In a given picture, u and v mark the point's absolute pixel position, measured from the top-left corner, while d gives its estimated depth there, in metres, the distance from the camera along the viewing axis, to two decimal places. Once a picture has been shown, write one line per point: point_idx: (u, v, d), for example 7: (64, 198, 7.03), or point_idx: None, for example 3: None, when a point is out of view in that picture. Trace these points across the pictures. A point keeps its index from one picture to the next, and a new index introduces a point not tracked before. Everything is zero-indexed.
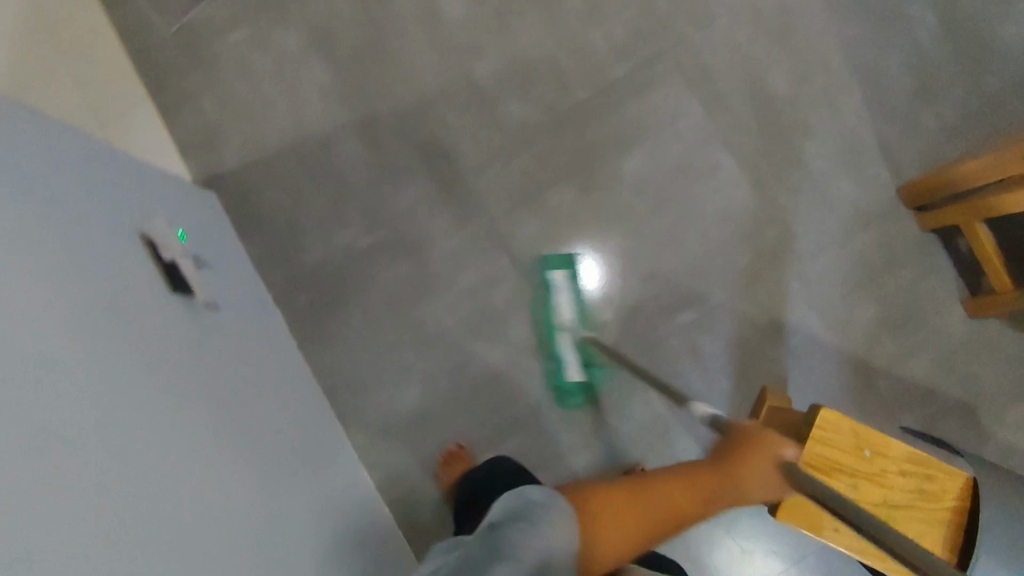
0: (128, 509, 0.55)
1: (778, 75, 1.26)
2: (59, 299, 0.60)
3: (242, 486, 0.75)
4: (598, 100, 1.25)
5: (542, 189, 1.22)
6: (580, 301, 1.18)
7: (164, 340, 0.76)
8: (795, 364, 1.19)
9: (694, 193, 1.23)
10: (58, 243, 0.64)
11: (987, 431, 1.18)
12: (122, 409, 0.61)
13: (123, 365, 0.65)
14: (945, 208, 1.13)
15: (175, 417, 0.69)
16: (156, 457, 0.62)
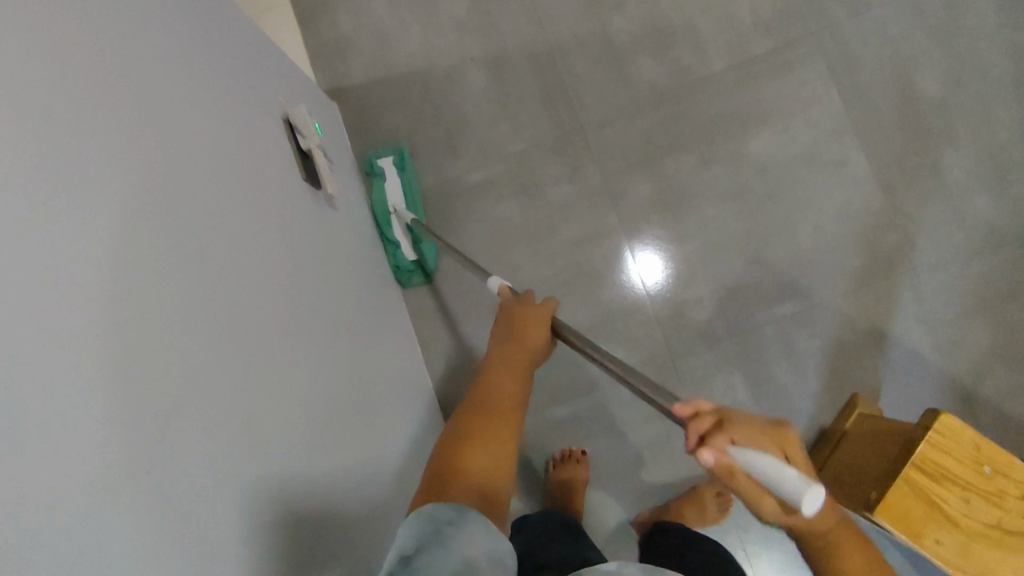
0: (196, 392, 0.50)
1: (930, 74, 1.18)
2: (187, 289, 0.53)
3: (335, 420, 0.74)
4: (732, 73, 1.21)
5: (660, 152, 1.19)
6: (409, 185, 1.19)
7: (284, 321, 0.71)
8: (893, 378, 1.13)
9: (817, 183, 1.18)
10: (198, 171, 0.62)
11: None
12: (177, 273, 0.52)
13: (186, 228, 0.56)
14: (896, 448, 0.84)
15: (235, 302, 0.61)
16: (265, 469, 0.56)
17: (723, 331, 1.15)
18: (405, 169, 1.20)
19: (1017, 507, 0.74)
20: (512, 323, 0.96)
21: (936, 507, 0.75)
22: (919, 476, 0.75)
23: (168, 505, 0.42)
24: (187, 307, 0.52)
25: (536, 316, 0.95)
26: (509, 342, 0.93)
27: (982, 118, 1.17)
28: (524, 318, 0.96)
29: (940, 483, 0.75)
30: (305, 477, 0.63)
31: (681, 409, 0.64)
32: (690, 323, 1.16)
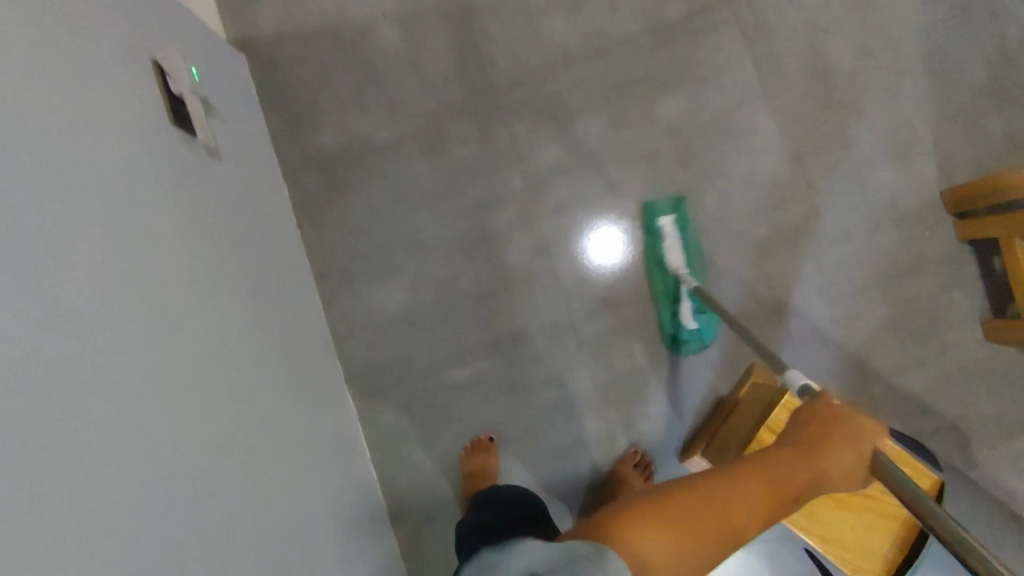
0: (51, 333, 0.51)
1: (843, 46, 1.18)
2: (129, 251, 0.66)
3: (206, 365, 0.74)
4: (647, 37, 1.19)
5: (571, 117, 1.18)
6: (687, 244, 1.15)
7: (156, 265, 0.71)
8: (790, 348, 1.14)
9: (726, 152, 1.17)
10: (65, 119, 0.62)
11: (980, 460, 1.11)
12: (32, 213, 0.53)
13: (43, 167, 0.56)
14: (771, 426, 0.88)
15: (100, 243, 0.61)
16: (131, 409, 0.58)
17: (627, 298, 1.15)
18: (683, 228, 1.14)
19: None
20: (828, 436, 0.66)
21: None
22: None
23: (61, 413, 0.49)
24: (40, 246, 0.53)
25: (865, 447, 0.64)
26: (816, 453, 0.65)
27: (891, 91, 1.17)
28: (843, 434, 0.66)
29: None
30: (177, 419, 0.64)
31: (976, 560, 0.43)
32: (594, 289, 1.15)
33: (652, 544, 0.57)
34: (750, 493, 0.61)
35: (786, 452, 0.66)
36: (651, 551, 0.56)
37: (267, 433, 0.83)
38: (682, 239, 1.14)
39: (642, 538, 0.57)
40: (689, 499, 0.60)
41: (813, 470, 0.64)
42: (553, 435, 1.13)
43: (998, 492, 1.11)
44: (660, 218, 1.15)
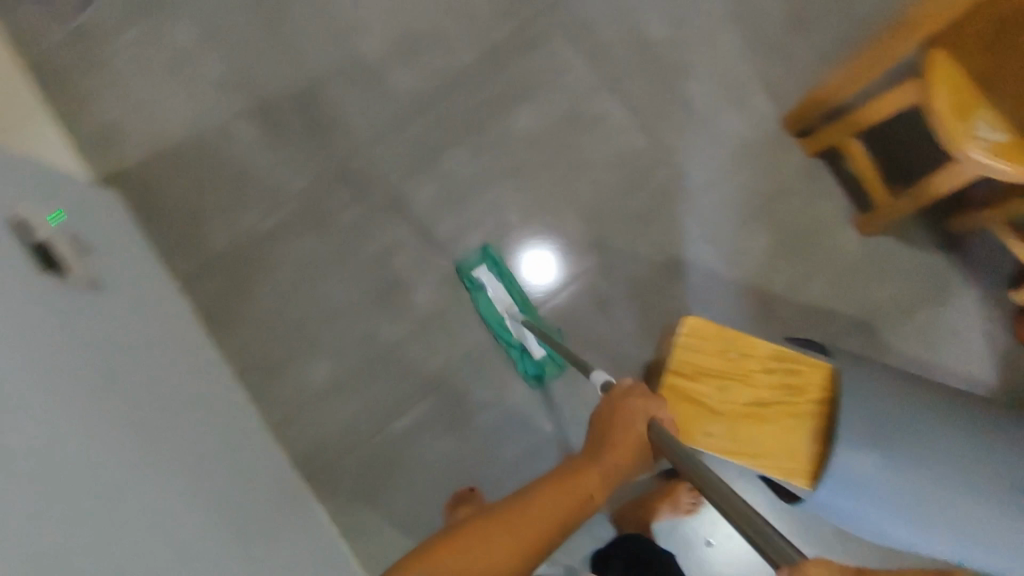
0: None
1: (657, 20, 1.28)
2: (30, 418, 0.66)
3: (140, 501, 0.73)
4: (483, 64, 1.27)
5: (435, 154, 1.24)
6: (515, 289, 1.19)
7: (60, 421, 0.71)
8: (694, 300, 1.21)
9: (585, 142, 1.25)
10: None
11: (889, 346, 1.21)
12: None
13: None
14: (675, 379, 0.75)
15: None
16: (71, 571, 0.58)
17: (533, 301, 1.20)
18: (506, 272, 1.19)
19: (765, 380, 0.71)
20: (607, 425, 0.76)
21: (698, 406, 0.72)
22: (678, 378, 0.70)
23: None
24: None
25: (624, 427, 0.73)
26: (599, 447, 0.76)
27: (710, 49, 1.27)
28: (618, 416, 0.75)
29: (697, 378, 0.70)
30: (123, 566, 0.64)
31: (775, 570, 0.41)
32: (500, 300, 1.20)
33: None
34: (535, 509, 0.73)
35: (581, 461, 0.77)
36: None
37: (174, 567, 0.70)
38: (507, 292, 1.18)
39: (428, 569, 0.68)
40: (488, 530, 0.72)
41: (592, 463, 0.75)
42: (508, 451, 1.16)
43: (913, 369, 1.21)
44: (483, 268, 1.19)
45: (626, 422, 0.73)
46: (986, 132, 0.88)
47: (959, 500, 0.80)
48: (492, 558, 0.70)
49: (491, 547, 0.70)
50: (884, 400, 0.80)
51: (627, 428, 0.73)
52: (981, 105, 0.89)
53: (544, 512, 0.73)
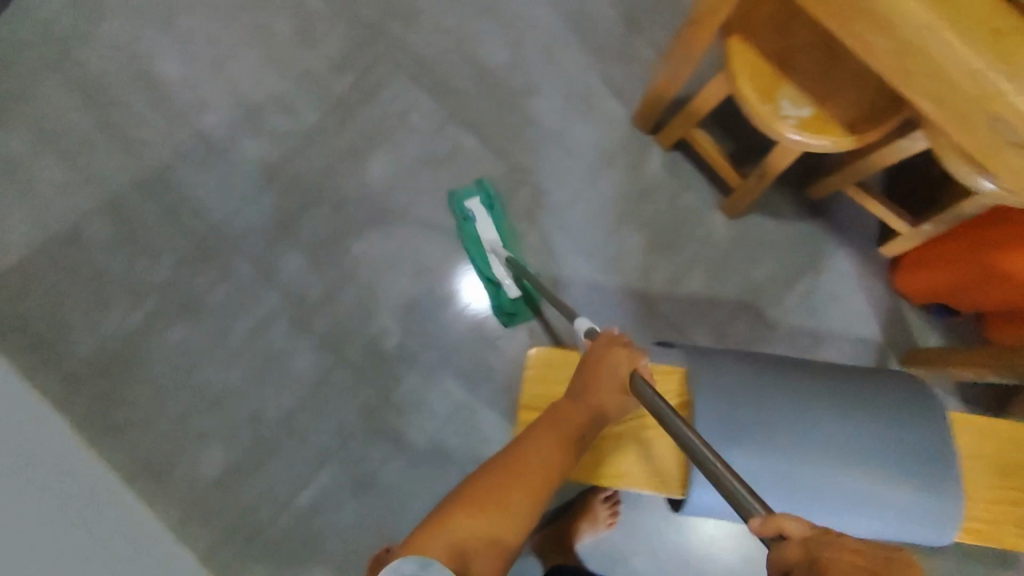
0: None
1: (492, 45, 1.29)
2: None
3: None
4: (330, 119, 1.24)
5: (296, 217, 1.21)
6: (500, 224, 1.21)
7: None
8: (579, 314, 1.21)
9: (443, 177, 1.24)
10: None
11: (775, 319, 1.24)
12: None
13: None
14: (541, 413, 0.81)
15: None
16: None
17: (418, 347, 1.18)
18: (491, 208, 1.22)
19: None
20: (589, 371, 0.77)
21: None
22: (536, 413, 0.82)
23: None
24: None
25: (612, 372, 0.76)
26: (584, 389, 0.76)
27: (550, 64, 1.29)
28: (603, 362, 0.77)
29: None
30: None
31: (762, 526, 0.47)
32: (385, 351, 1.18)
33: (460, 533, 0.63)
34: (537, 449, 0.71)
35: (567, 402, 0.76)
36: (461, 539, 0.63)
37: None
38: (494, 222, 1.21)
39: (455, 528, 0.63)
40: (498, 479, 0.69)
41: (577, 404, 0.75)
42: (419, 503, 1.13)
43: (801, 337, 1.24)
44: (471, 202, 1.22)
45: (610, 368, 0.76)
46: (791, 108, 0.90)
47: (852, 466, 0.83)
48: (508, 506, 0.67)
49: (508, 499, 0.67)
50: (746, 385, 0.86)
51: (617, 372, 0.76)
52: (786, 82, 0.91)
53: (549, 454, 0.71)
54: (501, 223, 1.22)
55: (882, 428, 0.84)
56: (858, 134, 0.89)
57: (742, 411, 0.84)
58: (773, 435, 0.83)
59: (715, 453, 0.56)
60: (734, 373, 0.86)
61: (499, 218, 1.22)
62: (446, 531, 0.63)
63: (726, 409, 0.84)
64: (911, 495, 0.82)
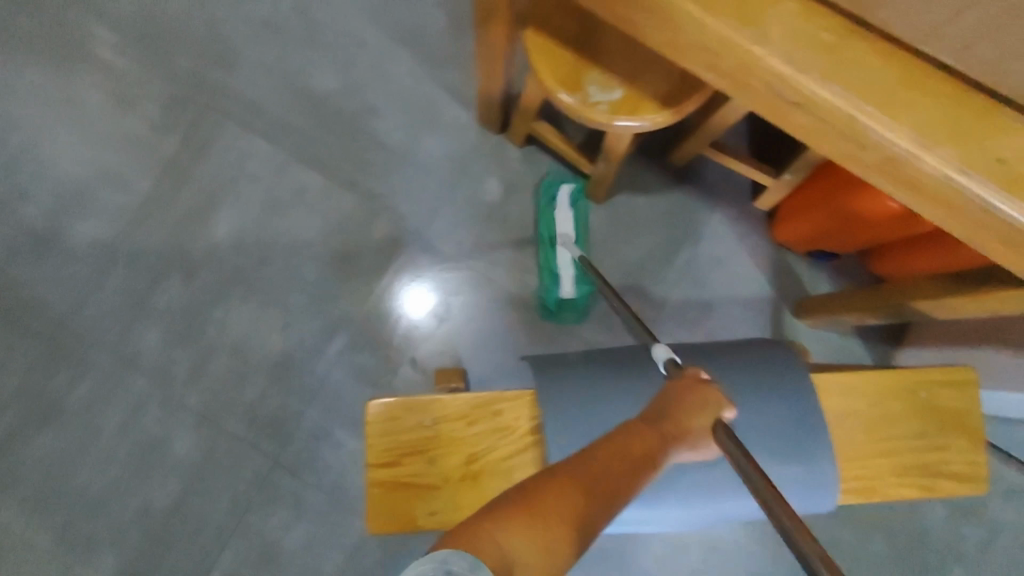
0: None
1: (323, 75, 1.23)
2: None
3: None
4: (165, 183, 1.18)
5: (147, 293, 1.14)
6: (579, 217, 1.19)
7: None
8: (461, 334, 1.18)
9: (294, 221, 1.18)
10: None
11: (659, 297, 1.22)
12: None
13: None
14: (394, 467, 0.77)
15: None
16: None
17: (301, 403, 1.13)
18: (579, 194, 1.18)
19: (469, 438, 0.78)
20: (664, 408, 0.62)
21: (413, 490, 0.77)
22: (389, 468, 0.77)
23: None
24: None
25: (697, 415, 0.62)
26: (661, 421, 0.60)
27: (384, 81, 1.24)
28: (685, 401, 0.63)
29: (404, 461, 0.77)
30: None
31: None
32: (266, 414, 1.12)
33: (514, 542, 0.46)
34: (609, 457, 0.55)
35: (638, 425, 0.60)
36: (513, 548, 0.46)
37: None
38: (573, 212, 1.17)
39: (519, 531, 0.46)
40: (566, 485, 0.51)
41: (656, 438, 0.59)
42: (330, 565, 1.08)
43: (688, 310, 1.22)
44: (559, 188, 1.19)
45: (695, 410, 0.62)
46: (600, 93, 0.86)
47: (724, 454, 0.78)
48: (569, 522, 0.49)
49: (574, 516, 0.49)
50: (611, 391, 0.77)
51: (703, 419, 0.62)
52: (590, 67, 0.86)
53: (625, 478, 0.54)
54: (579, 208, 1.19)
55: (742, 398, 0.81)
56: (675, 105, 0.85)
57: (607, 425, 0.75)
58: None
59: (807, 535, 0.43)
60: (588, 378, 0.77)
61: (579, 200, 1.19)
62: (496, 529, 0.46)
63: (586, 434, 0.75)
64: (791, 468, 0.79)
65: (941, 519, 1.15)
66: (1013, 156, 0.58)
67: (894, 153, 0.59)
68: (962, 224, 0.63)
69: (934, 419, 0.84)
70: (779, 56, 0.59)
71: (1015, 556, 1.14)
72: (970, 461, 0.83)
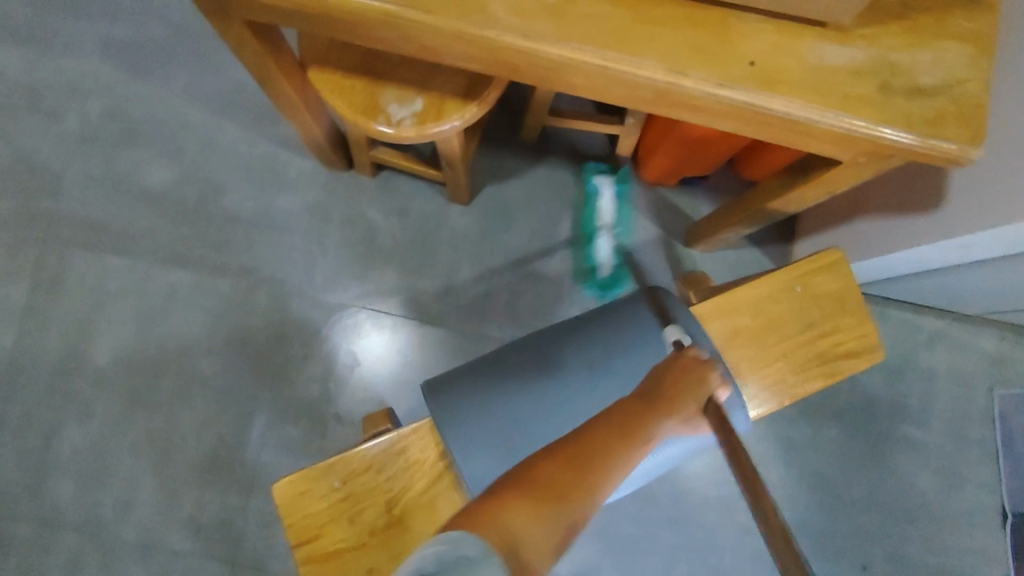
0: None
1: (154, 170, 1.20)
2: None
3: None
4: (27, 332, 1.14)
5: (48, 446, 1.10)
6: (622, 197, 1.25)
7: None
8: (376, 373, 1.16)
9: (174, 323, 1.16)
10: None
11: (556, 272, 1.21)
12: None
13: None
14: (318, 541, 0.76)
15: None
16: None
17: (242, 496, 1.10)
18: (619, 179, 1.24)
19: (381, 486, 0.77)
20: (666, 384, 0.59)
21: (342, 558, 0.75)
22: (314, 541, 0.76)
23: None
24: None
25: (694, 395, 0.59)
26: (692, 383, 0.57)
27: (218, 155, 1.21)
28: (684, 379, 0.60)
29: (326, 530, 0.76)
30: None
31: None
32: (210, 520, 1.09)
33: (523, 523, 0.44)
34: (608, 431, 0.52)
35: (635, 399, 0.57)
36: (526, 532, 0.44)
37: None
38: (616, 215, 1.24)
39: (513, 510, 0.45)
40: (570, 465, 0.49)
41: (661, 413, 0.56)
42: None
43: (588, 274, 1.22)
44: (600, 180, 1.24)
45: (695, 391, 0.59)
46: (400, 107, 0.85)
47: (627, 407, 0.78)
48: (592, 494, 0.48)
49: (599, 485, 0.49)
50: (497, 385, 0.78)
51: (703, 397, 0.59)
52: (382, 87, 0.86)
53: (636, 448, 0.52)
54: (618, 199, 1.24)
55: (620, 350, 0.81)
56: (477, 96, 0.85)
57: (501, 416, 0.76)
58: (550, 407, 0.77)
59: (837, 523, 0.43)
60: (469, 382, 0.79)
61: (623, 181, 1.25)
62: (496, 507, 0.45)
63: (488, 435, 0.76)
64: None
65: (878, 386, 1.18)
66: (759, 55, 0.60)
67: (657, 86, 0.61)
68: (747, 126, 0.65)
69: (818, 309, 0.86)
70: (513, 33, 0.59)
71: (957, 395, 1.18)
72: (860, 337, 0.86)
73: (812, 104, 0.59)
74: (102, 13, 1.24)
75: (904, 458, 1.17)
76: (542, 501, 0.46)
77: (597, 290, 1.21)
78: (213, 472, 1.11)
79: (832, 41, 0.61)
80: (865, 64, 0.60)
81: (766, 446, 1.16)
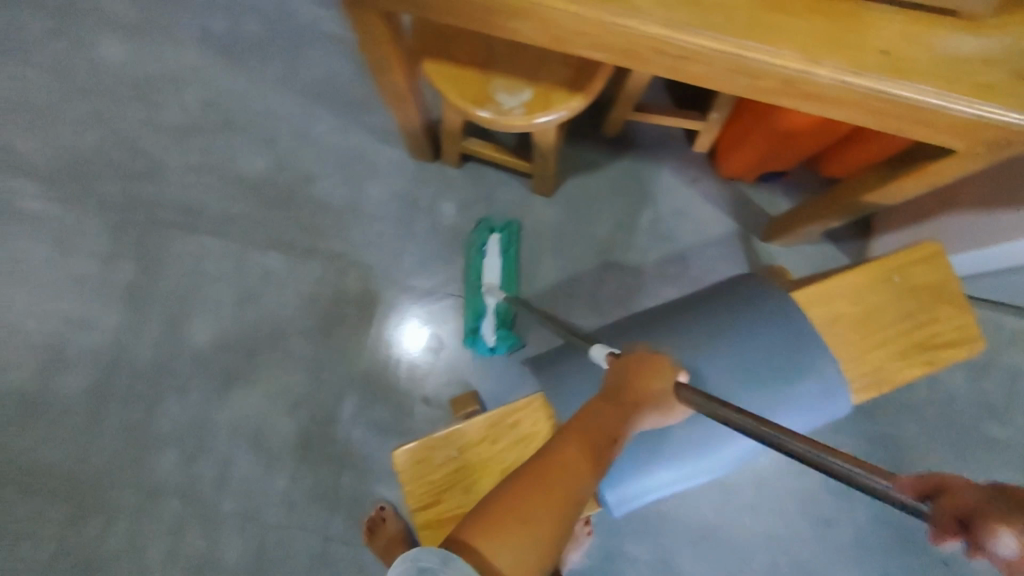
0: None
1: (249, 158, 1.26)
2: None
3: None
4: (130, 310, 1.20)
5: (151, 419, 1.16)
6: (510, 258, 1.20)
7: None
8: (461, 358, 1.20)
9: (268, 305, 1.21)
10: None
11: (636, 264, 1.24)
12: None
13: None
14: (438, 506, 0.79)
15: None
16: None
17: (334, 471, 1.14)
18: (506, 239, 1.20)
19: (497, 456, 0.80)
20: (624, 380, 0.66)
21: None
22: (434, 507, 0.79)
23: None
24: None
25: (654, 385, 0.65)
26: (620, 394, 0.64)
27: (310, 145, 1.26)
28: (639, 370, 0.66)
29: (445, 495, 0.79)
30: None
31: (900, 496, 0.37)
32: (303, 495, 1.14)
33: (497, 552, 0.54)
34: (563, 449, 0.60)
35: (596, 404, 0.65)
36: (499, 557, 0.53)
37: None
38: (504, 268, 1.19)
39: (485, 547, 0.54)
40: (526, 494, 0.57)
41: (619, 409, 0.63)
42: None
43: (668, 266, 1.24)
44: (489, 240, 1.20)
45: (651, 379, 0.65)
46: (510, 98, 0.88)
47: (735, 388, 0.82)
48: (550, 515, 0.56)
49: (558, 502, 0.56)
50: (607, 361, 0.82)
51: (662, 379, 0.64)
52: (491, 79, 0.89)
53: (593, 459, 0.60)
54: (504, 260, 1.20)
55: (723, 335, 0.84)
56: (584, 87, 0.88)
57: None
58: None
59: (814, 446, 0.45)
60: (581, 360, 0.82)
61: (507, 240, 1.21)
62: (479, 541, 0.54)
63: None
64: (804, 384, 0.82)
65: (958, 383, 1.19)
66: (891, 45, 0.62)
67: (790, 74, 0.63)
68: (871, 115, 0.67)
69: (915, 300, 0.87)
70: (653, 22, 0.62)
71: None
72: (959, 326, 0.86)
73: (944, 92, 0.61)
74: (202, 9, 1.31)
75: (986, 456, 1.16)
76: (509, 528, 0.55)
77: (502, 330, 1.15)
78: (306, 448, 1.15)
79: (963, 32, 0.63)
80: (996, 53, 0.62)
81: (843, 440, 1.17)
